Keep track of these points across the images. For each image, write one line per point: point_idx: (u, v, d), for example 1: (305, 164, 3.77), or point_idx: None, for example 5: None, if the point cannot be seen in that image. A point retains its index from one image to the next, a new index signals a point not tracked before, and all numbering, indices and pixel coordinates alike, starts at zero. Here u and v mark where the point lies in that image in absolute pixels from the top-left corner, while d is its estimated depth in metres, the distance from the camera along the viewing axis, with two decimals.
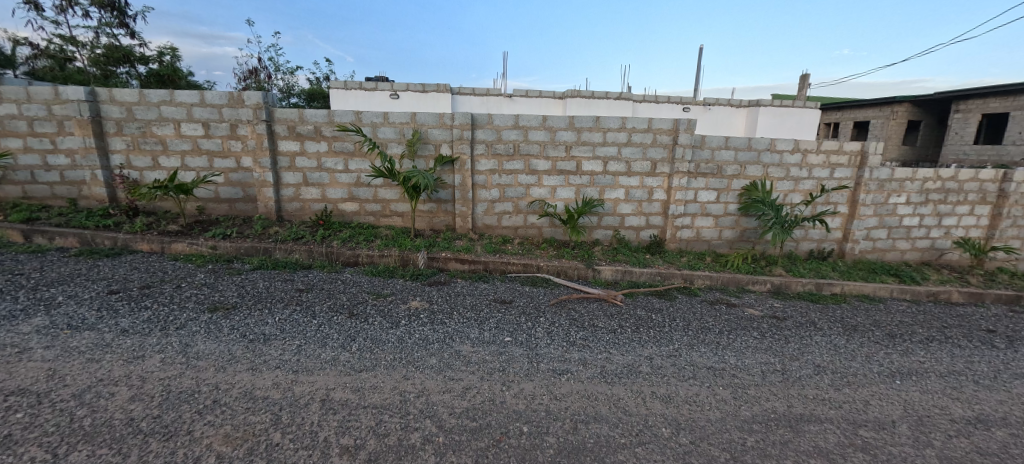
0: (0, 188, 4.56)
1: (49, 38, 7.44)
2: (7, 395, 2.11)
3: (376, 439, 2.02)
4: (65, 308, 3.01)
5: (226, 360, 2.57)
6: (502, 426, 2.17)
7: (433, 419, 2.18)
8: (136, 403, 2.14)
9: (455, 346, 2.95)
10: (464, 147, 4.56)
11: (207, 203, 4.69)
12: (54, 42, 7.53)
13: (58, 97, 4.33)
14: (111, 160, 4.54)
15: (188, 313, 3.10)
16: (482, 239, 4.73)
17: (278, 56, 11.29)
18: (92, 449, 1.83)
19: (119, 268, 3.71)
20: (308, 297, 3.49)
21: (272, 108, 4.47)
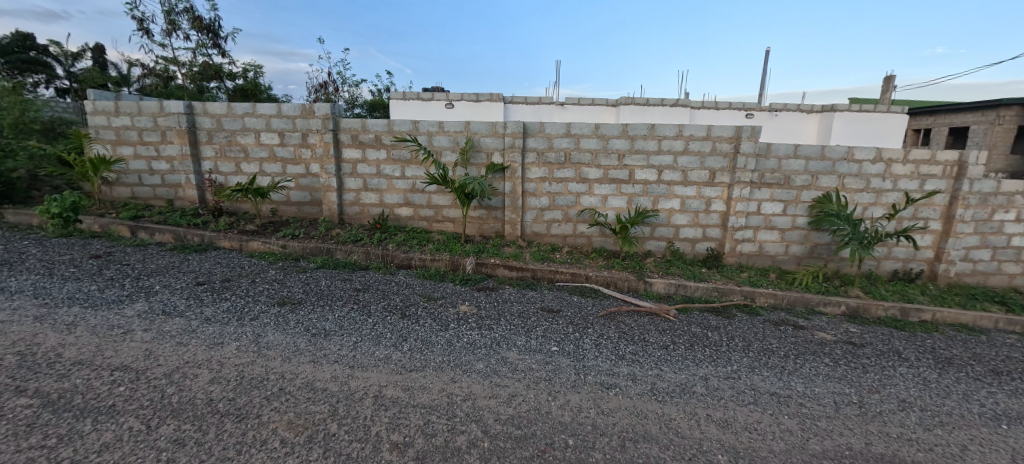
0: (114, 189, 5.28)
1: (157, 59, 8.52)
2: (113, 370, 2.41)
3: (424, 438, 2.07)
4: (162, 297, 3.40)
5: (291, 352, 2.77)
6: (547, 437, 2.15)
7: (479, 423, 2.21)
8: (215, 385, 2.37)
9: (502, 352, 2.97)
10: (515, 156, 4.62)
11: (279, 205, 5.11)
12: (161, 63, 8.61)
13: (163, 110, 4.95)
14: (202, 166, 5.10)
15: (261, 306, 3.39)
16: (531, 247, 4.73)
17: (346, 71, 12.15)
18: (178, 424, 2.04)
19: (205, 262, 4.14)
20: (364, 297, 3.68)
21: (339, 119, 4.80)
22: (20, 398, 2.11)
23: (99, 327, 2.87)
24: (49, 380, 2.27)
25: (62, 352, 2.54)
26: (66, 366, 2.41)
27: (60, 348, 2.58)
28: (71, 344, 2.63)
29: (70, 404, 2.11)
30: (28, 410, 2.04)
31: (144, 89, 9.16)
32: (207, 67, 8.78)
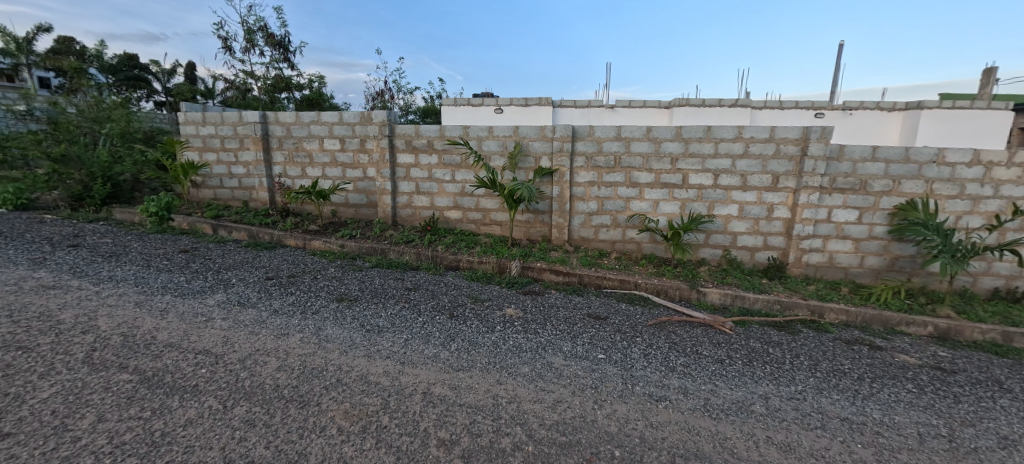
0: (200, 191, 5.89)
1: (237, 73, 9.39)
2: (196, 353, 2.69)
3: (470, 438, 2.11)
4: (237, 289, 3.74)
5: (347, 345, 2.94)
6: (592, 446, 2.11)
7: (524, 427, 2.21)
8: (281, 372, 2.57)
9: (548, 357, 2.96)
10: (563, 160, 4.60)
11: (339, 207, 5.44)
12: (240, 77, 9.48)
13: (241, 119, 5.46)
14: (273, 170, 5.55)
15: (321, 301, 3.63)
16: (578, 252, 4.68)
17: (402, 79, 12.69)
18: (249, 406, 2.23)
19: (275, 259, 4.49)
20: (415, 296, 3.82)
21: (394, 125, 5.03)
22: (122, 374, 2.41)
23: (186, 314, 3.21)
24: (145, 359, 2.58)
25: (155, 335, 2.86)
26: (158, 348, 2.72)
27: (155, 331, 2.92)
28: (164, 329, 2.96)
29: (160, 381, 2.38)
30: (128, 385, 2.32)
31: (226, 100, 10.13)
32: (279, 80, 9.54)
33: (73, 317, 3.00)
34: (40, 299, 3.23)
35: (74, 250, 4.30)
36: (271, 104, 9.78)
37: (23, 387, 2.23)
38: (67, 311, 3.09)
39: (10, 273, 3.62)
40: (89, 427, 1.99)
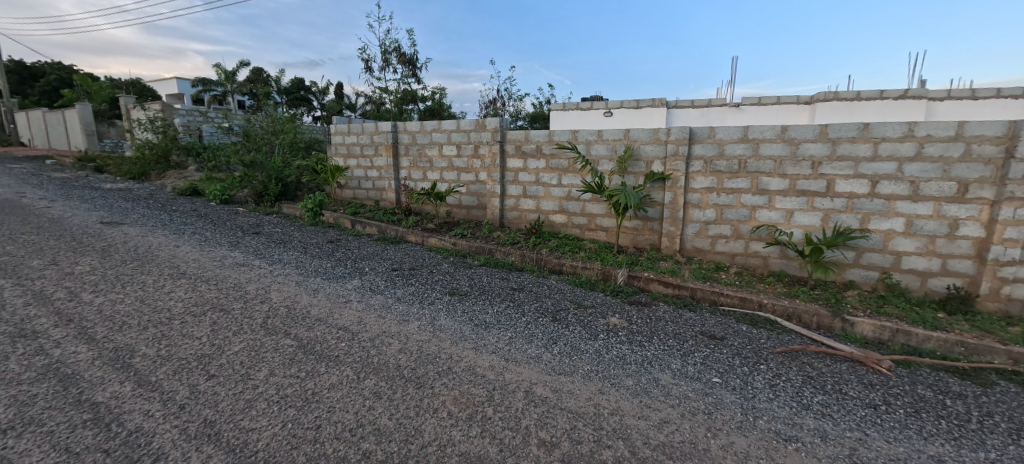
0: (344, 191, 6.89)
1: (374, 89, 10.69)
2: (337, 328, 3.09)
3: (571, 443, 2.00)
4: (369, 277, 4.25)
5: (457, 337, 3.05)
6: None
7: (626, 442, 2.03)
8: (403, 354, 2.77)
9: (654, 373, 2.65)
10: (678, 164, 4.28)
11: (453, 208, 5.84)
12: (376, 92, 10.79)
13: (378, 129, 6.25)
14: (400, 174, 6.23)
15: (436, 293, 3.91)
16: (691, 263, 4.30)
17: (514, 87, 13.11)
18: (376, 380, 2.45)
19: (399, 252, 5.01)
20: (520, 297, 3.84)
21: (506, 131, 5.25)
22: (286, 339, 2.90)
23: (331, 294, 3.75)
24: (302, 329, 3.06)
25: (308, 310, 3.40)
26: (309, 321, 3.20)
27: (309, 306, 3.48)
28: (314, 305, 3.49)
29: (311, 348, 2.79)
30: (291, 348, 2.78)
31: (365, 113, 11.61)
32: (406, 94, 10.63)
33: (256, 290, 3.73)
34: (236, 274, 4.08)
35: (257, 237, 5.35)
36: (400, 115, 10.95)
37: (223, 341, 2.83)
38: (252, 284, 3.85)
39: (217, 252, 4.65)
40: (264, 378, 2.42)
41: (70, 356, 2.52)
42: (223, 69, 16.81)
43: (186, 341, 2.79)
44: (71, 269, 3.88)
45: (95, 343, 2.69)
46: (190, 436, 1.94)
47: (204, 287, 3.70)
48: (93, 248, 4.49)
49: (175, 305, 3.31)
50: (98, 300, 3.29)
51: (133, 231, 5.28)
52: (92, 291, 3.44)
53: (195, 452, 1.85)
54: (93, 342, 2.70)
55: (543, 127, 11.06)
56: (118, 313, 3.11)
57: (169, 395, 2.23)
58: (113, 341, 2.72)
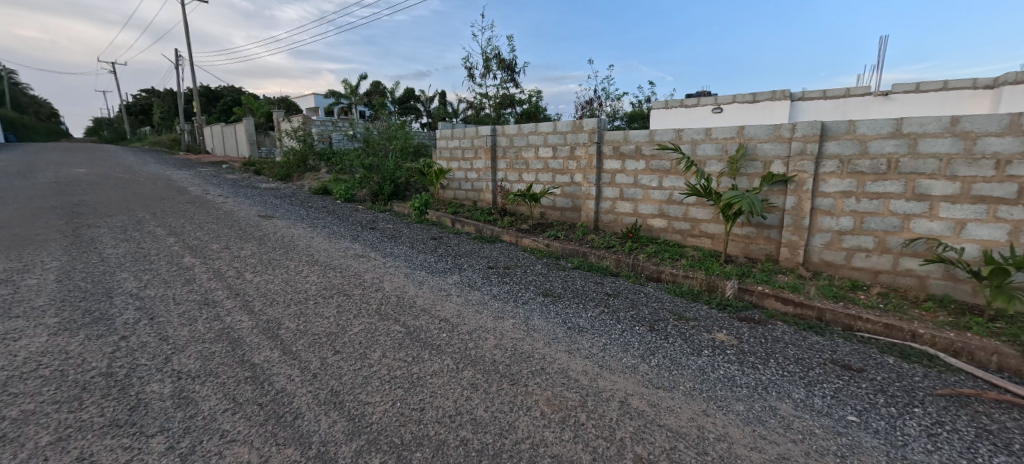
0: (445, 192, 7.29)
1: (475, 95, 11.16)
2: (440, 320, 3.15)
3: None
4: (468, 273, 4.32)
5: (551, 338, 2.94)
6: None
7: None
8: (498, 350, 2.75)
9: (771, 401, 2.34)
10: (805, 164, 3.79)
11: (547, 209, 5.84)
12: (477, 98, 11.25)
13: (477, 133, 6.54)
14: (496, 175, 6.43)
15: (530, 293, 3.77)
16: (818, 279, 3.76)
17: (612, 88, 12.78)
18: (474, 372, 2.48)
19: (495, 251, 5.13)
20: (615, 303, 3.61)
21: (604, 132, 5.13)
22: (396, 325, 3.05)
23: (434, 287, 3.84)
24: (409, 317, 3.19)
25: (415, 300, 3.53)
26: (416, 310, 3.32)
27: (414, 296, 3.63)
28: (420, 295, 3.62)
29: (418, 336, 2.90)
30: (400, 334, 2.91)
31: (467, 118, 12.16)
32: (504, 98, 10.91)
33: (371, 278, 4.04)
34: (357, 263, 4.48)
35: (373, 232, 5.88)
36: (498, 119, 11.30)
37: (345, 322, 3.08)
38: (368, 273, 4.17)
39: (342, 244, 5.19)
40: (377, 359, 2.59)
41: (236, 323, 2.98)
42: (349, 83, 18.88)
43: (319, 319, 3.11)
44: (238, 252, 4.62)
45: (254, 314, 3.14)
46: (320, 402, 2.16)
47: (332, 273, 4.11)
48: (254, 236, 5.31)
49: (310, 287, 3.73)
50: (256, 279, 3.85)
51: (281, 223, 6.15)
52: (253, 271, 4.05)
53: (324, 416, 2.06)
54: (253, 313, 3.15)
55: (641, 126, 10.57)
56: (270, 290, 3.60)
57: (305, 364, 2.50)
58: (266, 314, 3.15)
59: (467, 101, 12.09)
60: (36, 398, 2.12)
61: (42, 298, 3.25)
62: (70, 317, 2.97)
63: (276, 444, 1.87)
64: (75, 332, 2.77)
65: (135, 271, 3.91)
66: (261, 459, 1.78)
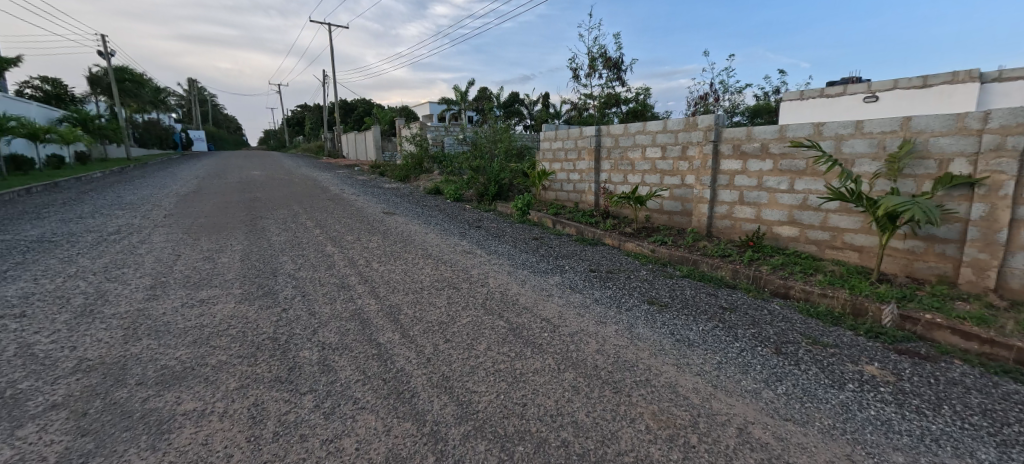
0: (547, 193, 7.33)
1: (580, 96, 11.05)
2: (542, 320, 3.11)
3: None
4: (569, 275, 4.20)
5: (657, 349, 2.68)
6: None
7: None
8: (600, 355, 2.60)
9: (945, 457, 1.86)
10: (1002, 163, 3.00)
11: (653, 213, 5.51)
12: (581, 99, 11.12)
13: (581, 134, 6.50)
14: (600, 177, 6.30)
15: (633, 300, 3.51)
16: (1019, 311, 2.92)
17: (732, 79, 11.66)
18: (576, 375, 2.36)
19: (596, 254, 4.94)
20: (731, 318, 3.19)
21: (722, 129, 4.67)
22: (500, 321, 3.07)
23: (537, 287, 3.81)
24: (514, 314, 3.21)
25: (517, 298, 3.53)
26: (519, 308, 3.33)
27: (518, 294, 3.65)
28: (523, 294, 3.63)
29: (520, 333, 2.89)
30: (503, 330, 2.92)
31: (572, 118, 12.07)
32: (609, 97, 10.63)
33: (478, 273, 4.17)
34: (465, 259, 4.66)
35: (479, 230, 6.10)
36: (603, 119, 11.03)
37: (454, 313, 3.20)
38: (475, 269, 4.31)
39: (452, 240, 5.47)
40: (484, 350, 2.63)
41: (364, 306, 3.30)
42: (460, 90, 20.05)
43: (432, 308, 3.28)
44: (367, 244, 5.14)
45: (381, 299, 3.44)
46: (434, 384, 2.26)
47: (443, 267, 4.34)
48: (379, 230, 5.87)
49: (425, 278, 3.97)
50: (381, 268, 4.23)
51: (402, 219, 6.71)
52: (379, 261, 4.45)
53: (436, 398, 2.15)
54: (379, 297, 3.46)
55: (766, 122, 9.44)
56: (392, 279, 3.92)
57: (420, 348, 2.65)
58: (389, 299, 3.43)
59: (572, 103, 12.00)
60: (227, 351, 2.57)
61: (230, 273, 3.96)
62: (249, 289, 3.57)
63: (396, 417, 2.00)
64: (251, 302, 3.31)
65: (292, 255, 4.57)
66: (385, 428, 1.92)
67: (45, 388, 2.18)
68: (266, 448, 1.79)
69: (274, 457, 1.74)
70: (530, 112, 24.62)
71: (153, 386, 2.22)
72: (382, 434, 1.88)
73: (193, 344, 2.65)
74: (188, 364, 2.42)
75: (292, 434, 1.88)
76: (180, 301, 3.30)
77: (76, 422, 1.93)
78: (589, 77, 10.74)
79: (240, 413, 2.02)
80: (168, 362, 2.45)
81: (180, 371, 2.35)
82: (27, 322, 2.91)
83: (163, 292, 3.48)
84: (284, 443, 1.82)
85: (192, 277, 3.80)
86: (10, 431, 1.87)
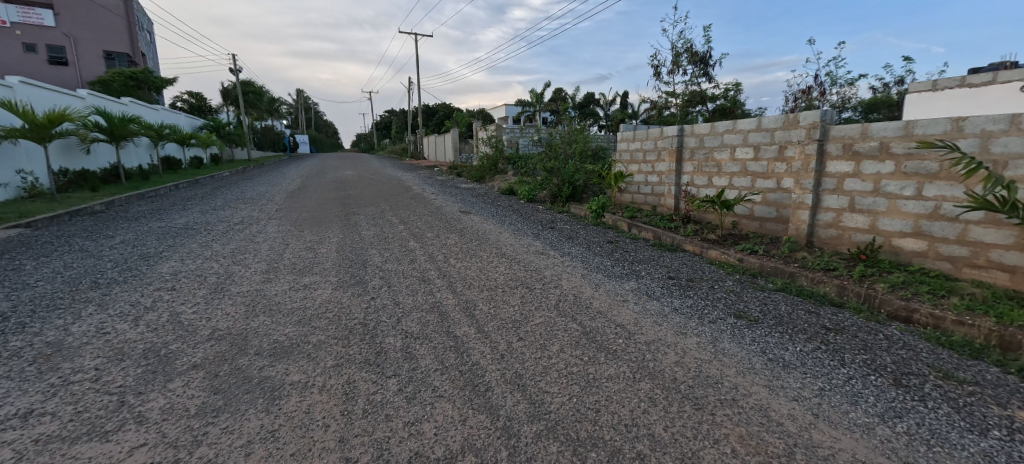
0: (622, 195, 7.15)
1: (661, 94, 10.62)
2: (617, 325, 3.02)
3: None
4: (646, 281, 4.02)
5: (745, 367, 2.47)
6: None
7: None
8: (680, 367, 2.46)
9: None
10: None
11: (741, 219, 5.13)
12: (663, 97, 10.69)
13: (662, 134, 6.26)
14: (682, 179, 6.02)
15: (719, 312, 3.28)
16: None
17: (839, 70, 10.45)
18: (653, 386, 2.26)
19: (676, 261, 4.68)
20: (836, 340, 2.80)
21: (829, 127, 4.21)
22: (573, 324, 3.03)
23: (612, 292, 3.70)
24: (588, 317, 3.15)
25: (591, 302, 3.47)
26: (592, 311, 3.26)
27: (591, 297, 3.57)
28: (597, 298, 3.55)
29: (594, 337, 2.83)
30: (576, 333, 2.88)
31: (652, 117, 11.62)
32: (694, 94, 10.08)
33: (551, 274, 4.15)
34: (538, 259, 4.67)
35: (552, 231, 6.09)
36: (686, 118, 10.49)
37: (528, 312, 3.22)
38: (548, 270, 4.30)
39: (525, 240, 5.52)
40: (556, 352, 2.61)
41: (442, 299, 3.44)
42: (536, 92, 20.19)
43: (506, 305, 3.34)
44: (445, 241, 5.37)
45: (458, 294, 3.57)
46: (508, 381, 2.29)
47: (517, 266, 4.39)
48: (456, 228, 6.08)
49: (499, 277, 4.04)
50: (458, 264, 4.39)
51: (478, 218, 6.91)
52: (456, 258, 4.62)
53: (510, 394, 2.18)
54: (456, 292, 3.59)
55: (883, 117, 8.33)
56: (469, 276, 4.04)
57: (495, 344, 2.70)
58: (466, 295, 3.55)
59: (652, 101, 11.54)
60: (325, 332, 2.82)
61: (328, 262, 4.35)
62: (343, 277, 3.89)
63: (472, 408, 2.05)
64: (344, 289, 3.61)
65: (379, 248, 4.90)
66: (462, 418, 1.98)
67: (188, 351, 2.56)
68: (356, 423, 1.94)
69: (362, 432, 1.87)
70: (606, 112, 24.11)
71: (268, 356, 2.50)
72: (458, 422, 1.95)
73: (298, 323, 2.95)
74: (294, 340, 2.70)
75: (379, 413, 2.01)
76: (288, 284, 3.69)
77: (210, 381, 2.25)
78: (672, 74, 10.27)
79: (336, 388, 2.21)
80: (279, 337, 2.75)
81: (290, 345, 2.64)
82: (174, 295, 3.44)
83: (274, 276, 3.92)
84: (371, 420, 1.95)
85: (297, 265, 4.23)
86: (163, 384, 2.23)
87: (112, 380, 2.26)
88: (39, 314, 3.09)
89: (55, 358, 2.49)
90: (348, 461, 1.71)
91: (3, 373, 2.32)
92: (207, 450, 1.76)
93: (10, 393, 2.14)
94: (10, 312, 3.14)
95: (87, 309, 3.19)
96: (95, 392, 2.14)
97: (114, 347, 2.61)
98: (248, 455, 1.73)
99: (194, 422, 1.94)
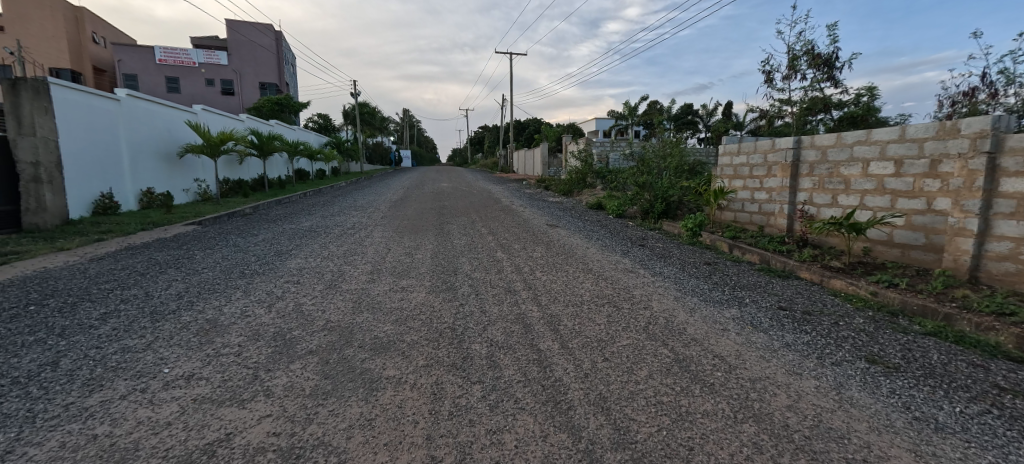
0: (725, 213, 6.63)
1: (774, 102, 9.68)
2: (714, 356, 2.75)
3: None
4: (751, 310, 3.63)
5: (880, 423, 2.08)
6: None
7: None
8: (793, 412, 2.15)
9: None
10: None
11: (877, 245, 4.41)
12: (776, 105, 9.74)
13: (774, 147, 5.70)
14: (797, 197, 5.39)
15: (845, 354, 2.81)
16: None
17: None
18: (758, 430, 2.00)
19: (789, 289, 4.15)
20: (1012, 404, 2.23)
21: (1005, 136, 3.45)
22: (664, 349, 2.83)
23: (709, 319, 3.38)
24: (679, 344, 2.92)
25: (685, 328, 3.20)
26: (686, 338, 3.01)
27: (683, 322, 3.31)
28: (691, 324, 3.27)
29: (687, 366, 2.60)
30: (667, 360, 2.68)
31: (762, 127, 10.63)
32: (816, 102, 9.02)
33: (640, 294, 3.94)
34: (627, 278, 4.47)
35: (642, 248, 5.82)
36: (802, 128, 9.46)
37: (615, 332, 3.08)
38: (638, 289, 4.09)
39: (613, 257, 5.33)
40: (644, 377, 2.46)
41: (527, 311, 3.44)
42: (629, 106, 19.69)
43: (590, 323, 3.23)
44: (531, 253, 5.40)
45: (542, 307, 3.55)
46: (591, 402, 2.20)
47: (604, 283, 4.25)
48: (543, 241, 6.09)
49: (585, 293, 3.94)
50: (543, 278, 4.37)
51: (564, 232, 6.85)
52: (541, 271, 4.62)
53: (593, 416, 2.08)
54: (541, 305, 3.57)
55: None
56: (554, 289, 4.01)
57: (579, 361, 2.62)
58: (551, 308, 3.51)
59: (762, 111, 10.55)
60: (417, 333, 2.97)
61: (423, 267, 4.63)
62: (435, 283, 4.09)
63: (553, 425, 2.00)
64: (436, 294, 3.79)
65: (468, 257, 5.10)
66: (543, 433, 1.94)
67: (306, 338, 2.88)
68: (443, 424, 1.99)
69: (447, 434, 1.92)
70: (707, 125, 22.69)
71: (369, 350, 2.70)
72: (539, 438, 1.91)
73: (395, 322, 3.15)
74: (391, 338, 2.89)
75: (464, 416, 2.05)
76: (388, 286, 3.99)
77: (322, 367, 2.50)
78: (789, 80, 9.29)
79: (424, 386, 2.31)
80: (379, 334, 2.96)
81: (388, 342, 2.83)
82: (298, 288, 3.91)
83: (377, 277, 4.26)
84: (455, 423, 2.00)
85: (397, 268, 4.57)
86: (286, 364, 2.53)
87: (249, 356, 2.62)
88: (202, 295, 3.72)
89: (211, 332, 2.96)
90: (433, 459, 1.76)
91: (176, 341, 2.82)
92: (316, 429, 1.94)
93: (179, 358, 2.58)
94: (183, 291, 3.83)
95: (236, 294, 3.77)
96: (236, 365, 2.50)
97: (252, 328, 3.04)
98: (349, 439, 1.87)
99: (308, 402, 2.15)
